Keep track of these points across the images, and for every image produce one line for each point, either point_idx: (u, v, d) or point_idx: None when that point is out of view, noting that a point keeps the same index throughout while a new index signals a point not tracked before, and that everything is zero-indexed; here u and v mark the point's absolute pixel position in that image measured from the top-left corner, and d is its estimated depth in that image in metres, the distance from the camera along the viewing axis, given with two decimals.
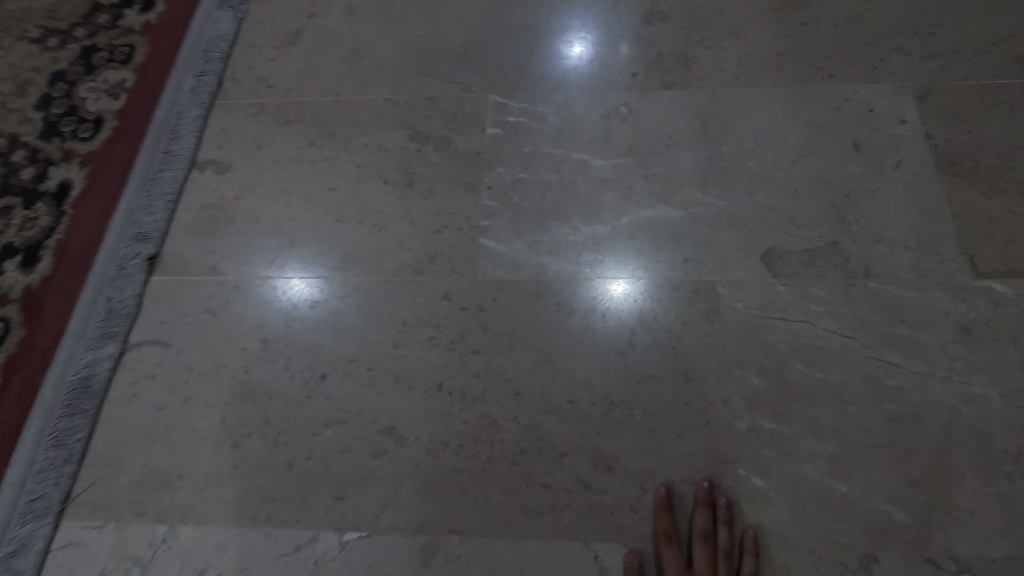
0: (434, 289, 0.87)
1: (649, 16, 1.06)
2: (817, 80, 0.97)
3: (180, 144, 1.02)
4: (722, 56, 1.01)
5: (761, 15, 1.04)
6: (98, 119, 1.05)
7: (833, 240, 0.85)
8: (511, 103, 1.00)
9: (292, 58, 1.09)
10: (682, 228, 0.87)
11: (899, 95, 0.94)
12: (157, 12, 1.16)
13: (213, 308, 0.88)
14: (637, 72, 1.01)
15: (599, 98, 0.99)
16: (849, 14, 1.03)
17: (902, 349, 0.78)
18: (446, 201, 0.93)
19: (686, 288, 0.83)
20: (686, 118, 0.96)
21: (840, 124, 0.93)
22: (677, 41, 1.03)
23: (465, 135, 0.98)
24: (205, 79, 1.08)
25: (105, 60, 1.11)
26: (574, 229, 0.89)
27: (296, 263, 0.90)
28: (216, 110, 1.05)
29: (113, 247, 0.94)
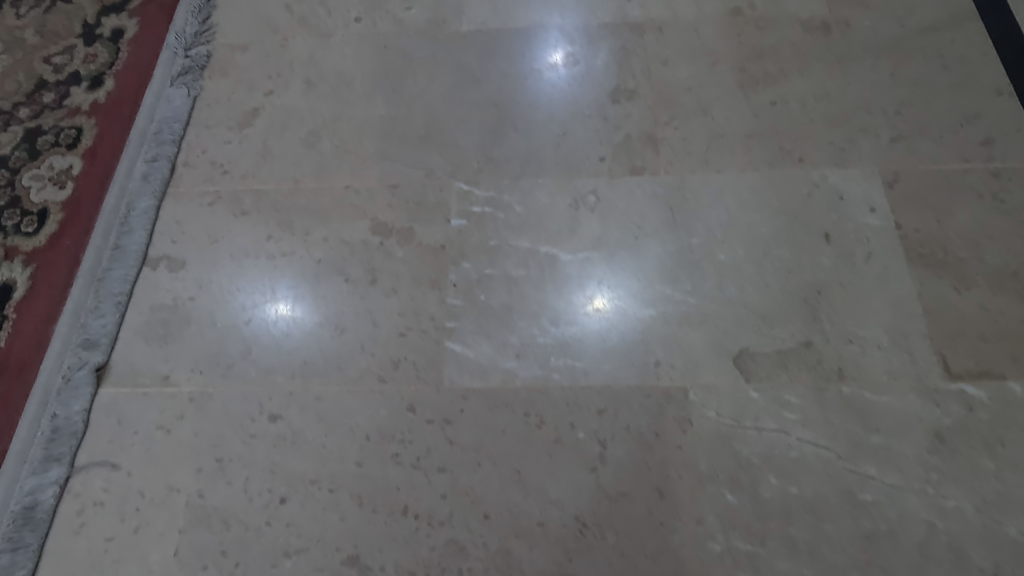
0: (399, 399, 0.83)
1: (617, 94, 1.04)
2: (787, 164, 0.96)
3: (130, 238, 0.97)
4: (691, 136, 0.99)
5: (729, 93, 1.03)
6: (42, 211, 1.00)
7: (805, 340, 0.83)
8: (477, 190, 0.97)
9: (248, 141, 1.05)
10: (653, 328, 0.86)
11: (869, 181, 0.93)
12: (106, 90, 1.11)
13: (166, 424, 0.84)
14: (605, 156, 0.99)
15: (567, 185, 0.97)
16: (817, 92, 1.02)
17: (877, 460, 0.76)
18: (411, 300, 0.90)
19: (658, 395, 0.81)
20: (655, 206, 0.94)
21: (810, 212, 0.92)
22: (645, 121, 1.01)
23: (429, 227, 0.95)
24: (157, 164, 1.03)
25: (50, 144, 1.06)
26: (542, 330, 0.86)
27: (254, 371, 0.86)
28: (169, 199, 1.01)
29: (58, 357, 0.89)
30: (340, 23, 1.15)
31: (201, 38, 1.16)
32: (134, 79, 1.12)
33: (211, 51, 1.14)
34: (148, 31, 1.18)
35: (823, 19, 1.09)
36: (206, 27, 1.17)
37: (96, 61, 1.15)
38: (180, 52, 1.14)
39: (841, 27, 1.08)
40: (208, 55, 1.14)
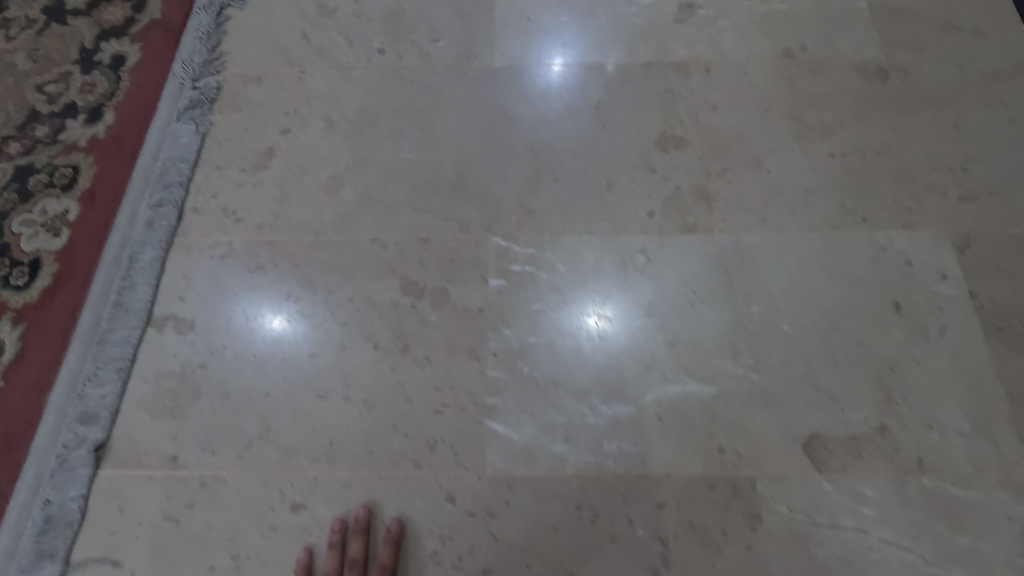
0: (436, 488, 0.75)
1: (663, 142, 0.97)
2: (850, 224, 0.90)
3: (134, 295, 0.88)
4: (745, 191, 0.93)
5: (783, 144, 0.96)
6: (35, 262, 0.91)
7: (881, 425, 0.77)
8: (515, 247, 0.90)
9: (263, 185, 0.96)
10: (715, 408, 0.78)
11: (938, 245, 0.87)
12: (106, 124, 1.02)
13: (174, 513, 0.75)
14: (654, 211, 0.92)
15: (614, 243, 0.90)
16: (877, 144, 0.96)
17: (965, 564, 0.70)
18: (446, 371, 0.82)
19: (723, 487, 0.74)
20: (709, 269, 0.87)
21: (878, 279, 0.85)
22: (695, 173, 0.94)
23: (465, 288, 0.87)
24: (162, 210, 0.94)
25: (44, 185, 0.96)
26: (592, 409, 0.79)
27: (273, 452, 0.78)
28: (176, 250, 0.92)
29: (54, 432, 0.80)
30: (361, 56, 1.08)
31: (211, 70, 1.07)
32: (136, 112, 1.03)
33: (222, 83, 1.06)
34: (152, 59, 1.09)
35: (879, 64, 1.03)
36: (215, 57, 1.09)
37: (94, 91, 1.05)
38: (189, 85, 1.06)
39: (899, 73, 1.02)
40: (219, 88, 1.05)
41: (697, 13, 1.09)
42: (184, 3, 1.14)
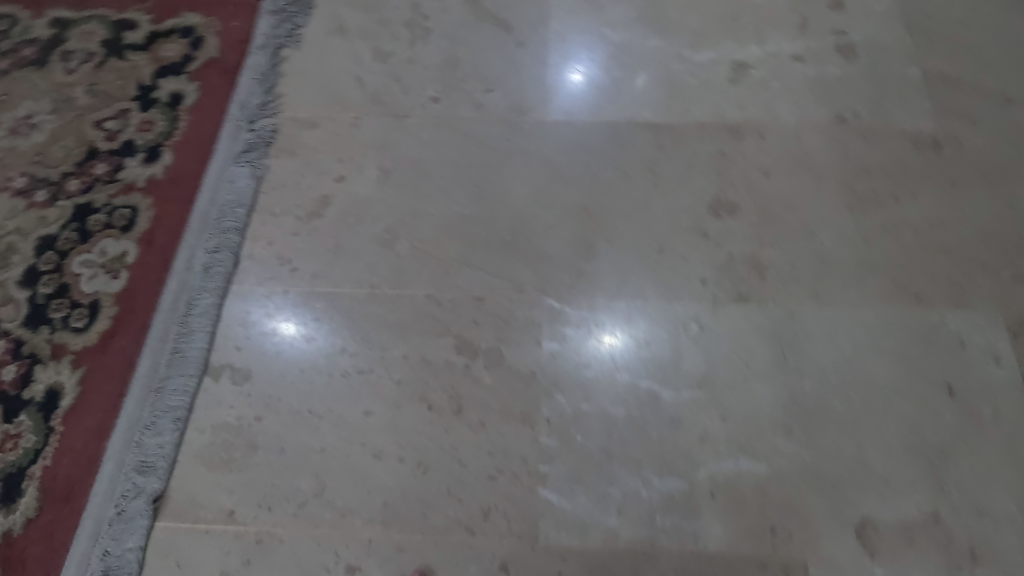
0: (490, 556, 0.77)
1: (716, 207, 0.98)
2: (903, 301, 0.90)
3: (191, 342, 0.89)
4: (798, 262, 0.93)
5: (836, 213, 0.97)
6: (94, 304, 0.92)
7: (933, 511, 0.78)
8: (569, 309, 0.91)
9: (320, 233, 0.98)
10: (768, 488, 0.79)
11: (991, 328, 0.88)
12: (164, 164, 1.03)
13: (230, 569, 0.76)
14: (706, 278, 0.93)
15: (667, 310, 0.91)
16: (931, 218, 0.96)
17: None
18: (500, 435, 0.83)
19: (775, 567, 0.76)
20: (762, 341, 0.88)
21: (930, 360, 0.86)
22: (748, 241, 0.95)
23: (519, 350, 0.88)
24: (219, 256, 0.95)
25: (103, 225, 0.98)
26: (645, 482, 0.80)
27: (329, 511, 0.79)
28: (233, 297, 0.93)
29: (111, 481, 0.81)
30: (416, 104, 1.09)
31: (266, 112, 1.09)
32: (194, 153, 1.04)
33: (277, 126, 1.07)
34: (209, 99, 1.10)
35: (932, 134, 1.03)
36: (271, 99, 1.10)
37: (152, 129, 1.06)
38: (245, 126, 1.07)
39: (952, 144, 1.02)
40: (274, 131, 1.07)
41: (750, 74, 1.11)
42: (241, 42, 1.16)
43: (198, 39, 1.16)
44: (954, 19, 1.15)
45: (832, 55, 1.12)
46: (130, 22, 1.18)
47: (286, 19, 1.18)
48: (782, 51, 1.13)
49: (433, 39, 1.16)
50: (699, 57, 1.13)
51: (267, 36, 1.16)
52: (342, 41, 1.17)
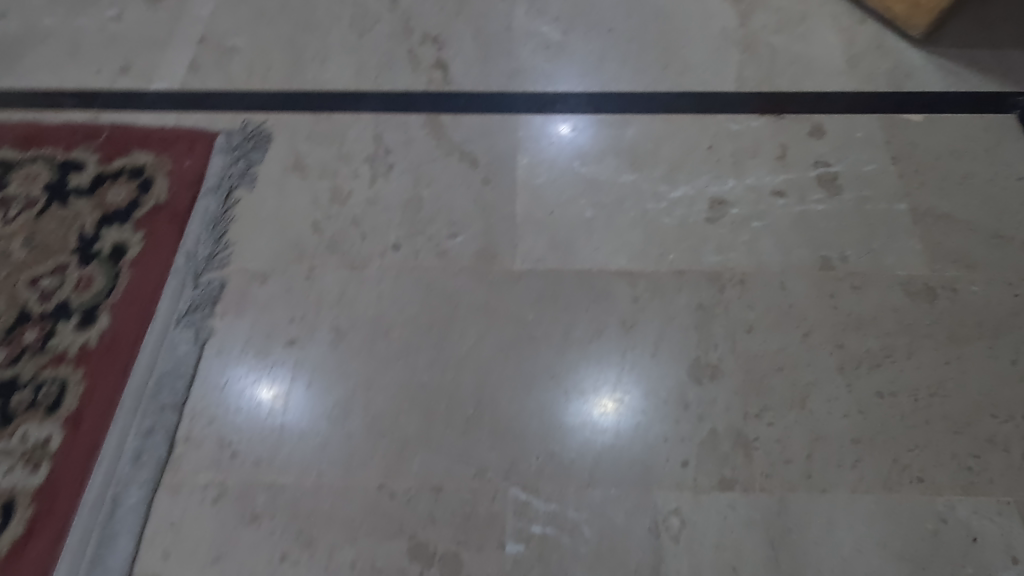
0: None
1: (697, 371, 0.90)
2: (906, 487, 0.81)
3: (113, 550, 0.80)
4: (788, 438, 0.85)
5: (827, 377, 0.89)
6: (9, 504, 0.83)
7: None
8: (536, 501, 0.82)
9: (264, 393, 0.91)
10: None
11: (1005, 518, 0.79)
12: (99, 329, 0.95)
13: None
14: (688, 459, 0.84)
15: (643, 500, 0.82)
16: (930, 383, 0.88)
17: None
18: None
19: None
20: (749, 539, 0.79)
21: (939, 560, 0.78)
22: (732, 412, 0.87)
23: (479, 554, 0.79)
24: (152, 439, 0.87)
25: (27, 405, 0.90)
26: None
27: None
28: (164, 491, 0.84)
29: None
30: (375, 251, 1.02)
31: (214, 263, 1.02)
32: (133, 314, 0.97)
33: (225, 279, 1.01)
34: (154, 249, 1.03)
35: (925, 280, 0.96)
36: (221, 249, 1.03)
37: (90, 287, 1.00)
38: (190, 282, 1.00)
39: (947, 293, 0.95)
40: (221, 286, 1.00)
41: (730, 212, 1.04)
42: (191, 182, 1.10)
43: (147, 180, 1.10)
44: (942, 148, 1.10)
45: (816, 189, 1.06)
46: (77, 162, 1.13)
47: (241, 155, 1.13)
48: (763, 184, 1.07)
49: (395, 175, 1.11)
50: (675, 194, 1.07)
51: (219, 176, 1.10)
52: (299, 179, 1.11)
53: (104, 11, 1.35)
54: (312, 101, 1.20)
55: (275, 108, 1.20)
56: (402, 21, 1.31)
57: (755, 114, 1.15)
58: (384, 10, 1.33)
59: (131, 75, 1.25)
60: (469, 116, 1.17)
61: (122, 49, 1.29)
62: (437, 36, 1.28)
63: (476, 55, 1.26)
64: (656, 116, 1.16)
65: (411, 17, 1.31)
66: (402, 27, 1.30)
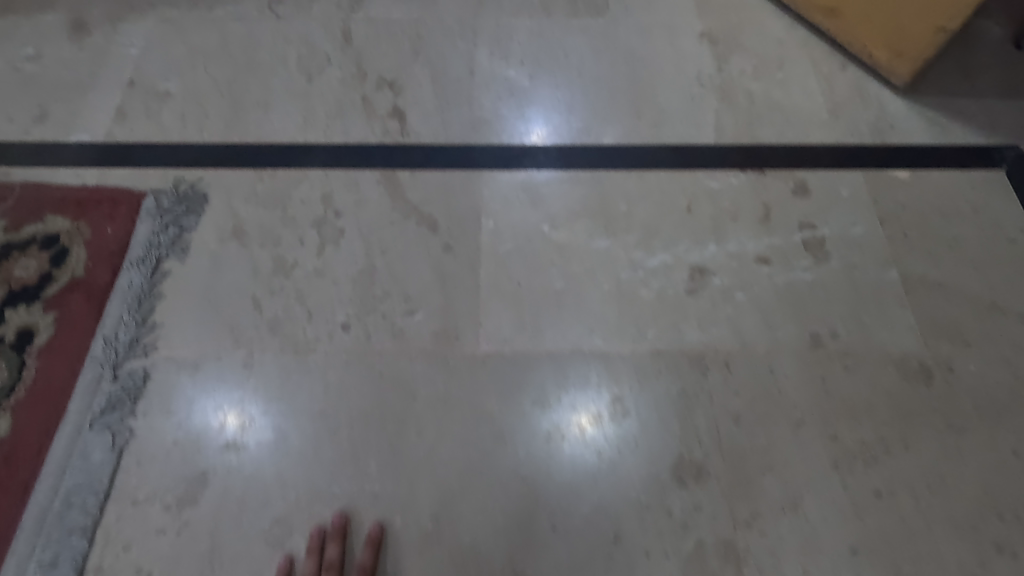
0: None
1: (680, 472, 0.82)
2: None
3: None
4: (780, 549, 0.77)
5: (821, 475, 0.81)
6: None
7: None
8: None
9: (192, 511, 0.80)
10: None
11: None
12: None
13: None
14: None
15: None
16: (931, 479, 0.81)
17: None
18: None
19: None
20: None
21: None
22: (719, 520, 0.79)
23: None
24: (57, 571, 0.76)
25: None
26: None
27: None
28: None
29: None
30: (323, 333, 0.92)
31: (137, 350, 0.90)
32: (39, 417, 0.85)
33: (149, 370, 0.89)
34: (67, 334, 0.91)
35: (920, 358, 0.90)
36: (145, 333, 0.91)
37: None
38: (108, 374, 0.88)
39: (943, 373, 0.89)
40: (144, 377, 0.88)
41: (712, 282, 0.96)
42: (112, 254, 0.97)
43: (62, 251, 0.97)
44: (931, 208, 1.04)
45: (802, 255, 0.99)
46: None
47: (171, 221, 1.01)
48: (746, 251, 0.99)
49: (346, 242, 1.00)
50: (652, 262, 0.98)
51: (145, 246, 0.98)
52: (237, 248, 0.99)
53: (20, 50, 1.22)
54: (254, 155, 1.09)
55: (212, 163, 1.08)
56: (355, 64, 1.20)
57: (735, 170, 1.08)
58: (335, 49, 1.22)
59: (48, 125, 1.12)
60: (428, 172, 1.07)
61: (39, 94, 1.16)
62: (393, 81, 1.18)
63: (435, 102, 1.15)
64: (630, 173, 1.07)
65: (365, 59, 1.21)
66: (355, 70, 1.19)
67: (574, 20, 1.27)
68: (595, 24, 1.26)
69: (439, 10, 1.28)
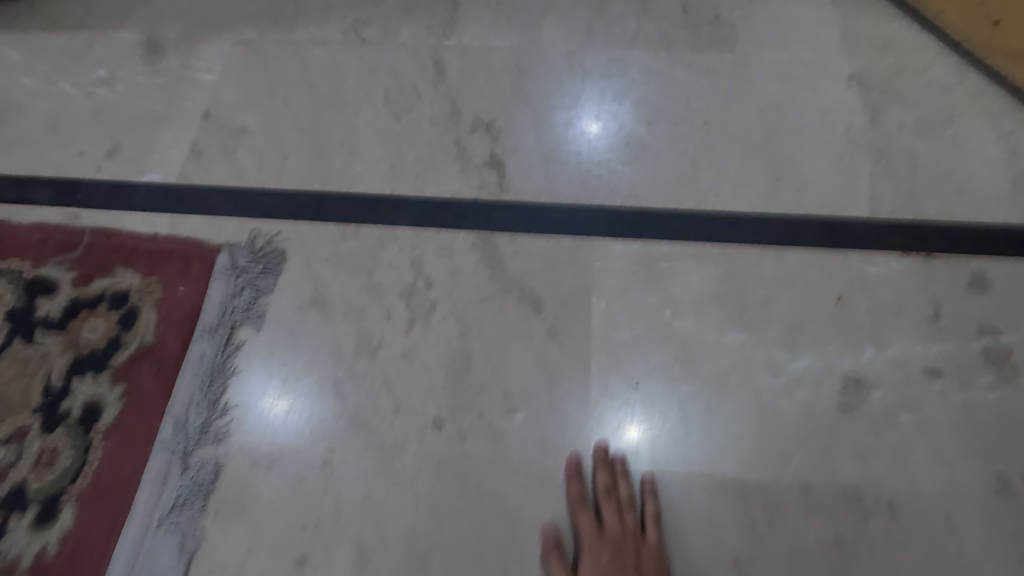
0: None
1: None
2: None
3: None
4: None
5: None
6: None
7: None
8: None
9: None
10: None
11: None
12: (62, 530, 0.76)
13: None
14: None
15: None
16: None
17: None
18: None
19: None
20: None
21: None
22: None
23: None
24: None
25: None
26: None
27: None
28: None
29: None
30: (411, 431, 0.81)
31: (208, 437, 0.81)
32: (105, 511, 0.77)
33: (221, 461, 0.80)
34: (134, 413, 0.82)
35: None
36: (217, 416, 0.82)
37: (53, 466, 0.80)
38: (177, 464, 0.80)
39: None
40: (215, 470, 0.79)
41: (872, 396, 0.80)
42: (185, 319, 0.88)
43: (132, 312, 0.89)
44: None
45: (985, 369, 0.82)
46: (47, 283, 0.91)
47: (247, 282, 0.91)
48: (913, 358, 0.82)
49: (439, 318, 0.88)
50: (798, 366, 0.83)
51: (220, 311, 0.89)
52: (318, 320, 0.89)
53: (93, 72, 1.13)
54: (337, 207, 0.98)
55: (291, 214, 0.97)
56: (449, 102, 1.07)
57: (895, 252, 0.91)
58: (426, 84, 1.09)
59: (119, 161, 1.04)
60: (531, 237, 0.94)
61: (111, 125, 1.07)
62: (491, 123, 1.05)
63: (538, 151, 1.02)
64: (766, 249, 0.92)
65: (460, 96, 1.08)
66: (449, 109, 1.06)
67: (696, 56, 1.10)
68: (720, 62, 1.09)
69: (542, 40, 1.13)
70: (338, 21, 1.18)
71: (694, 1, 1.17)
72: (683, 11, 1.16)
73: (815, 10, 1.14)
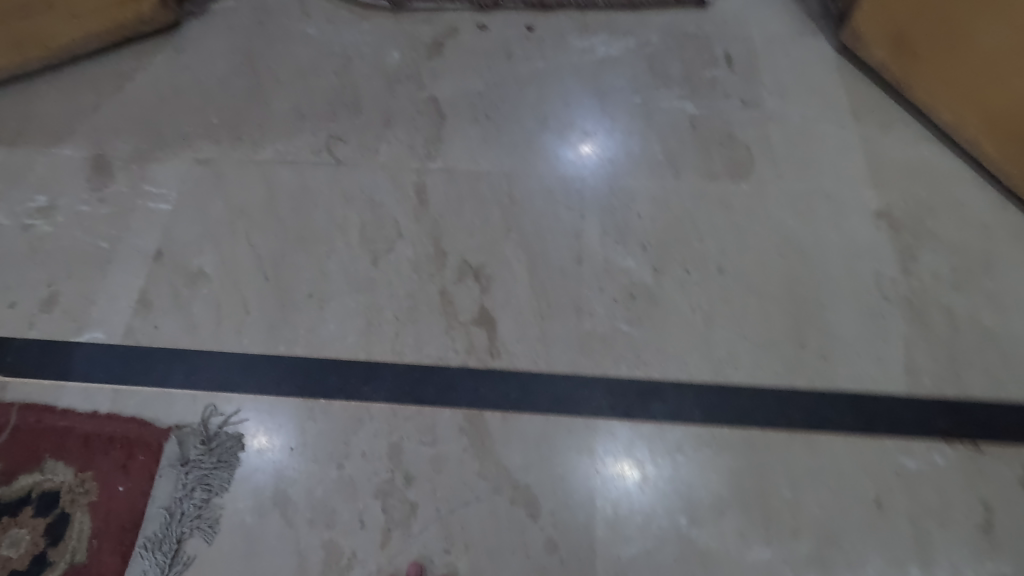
0: None
1: None
2: None
3: None
4: None
5: None
6: None
7: None
8: None
9: None
10: None
11: None
12: None
13: None
14: None
15: None
16: None
17: None
18: None
19: None
20: None
21: None
22: None
23: None
24: None
25: None
26: None
27: None
28: None
29: None
30: None
31: None
32: None
33: None
34: None
35: None
36: None
37: None
38: None
39: None
40: None
41: None
42: (124, 530, 0.77)
43: (61, 520, 0.77)
44: None
45: None
46: None
47: (198, 479, 0.79)
48: None
49: (420, 526, 0.76)
50: None
51: (165, 519, 0.77)
52: (281, 527, 0.77)
53: (31, 198, 1.00)
54: (304, 378, 0.86)
55: (250, 386, 0.85)
56: (432, 241, 0.95)
57: (938, 440, 0.80)
58: (406, 216, 0.97)
59: (58, 314, 0.91)
60: (525, 418, 0.82)
61: (50, 266, 0.95)
62: (479, 268, 0.93)
63: (533, 304, 0.90)
64: (794, 435, 0.81)
65: (445, 233, 0.96)
66: (432, 250, 0.94)
67: (708, 184, 0.99)
68: (736, 191, 0.98)
69: (536, 163, 1.01)
70: (309, 135, 1.05)
71: (706, 115, 1.05)
72: (693, 126, 1.04)
73: (839, 129, 1.03)
